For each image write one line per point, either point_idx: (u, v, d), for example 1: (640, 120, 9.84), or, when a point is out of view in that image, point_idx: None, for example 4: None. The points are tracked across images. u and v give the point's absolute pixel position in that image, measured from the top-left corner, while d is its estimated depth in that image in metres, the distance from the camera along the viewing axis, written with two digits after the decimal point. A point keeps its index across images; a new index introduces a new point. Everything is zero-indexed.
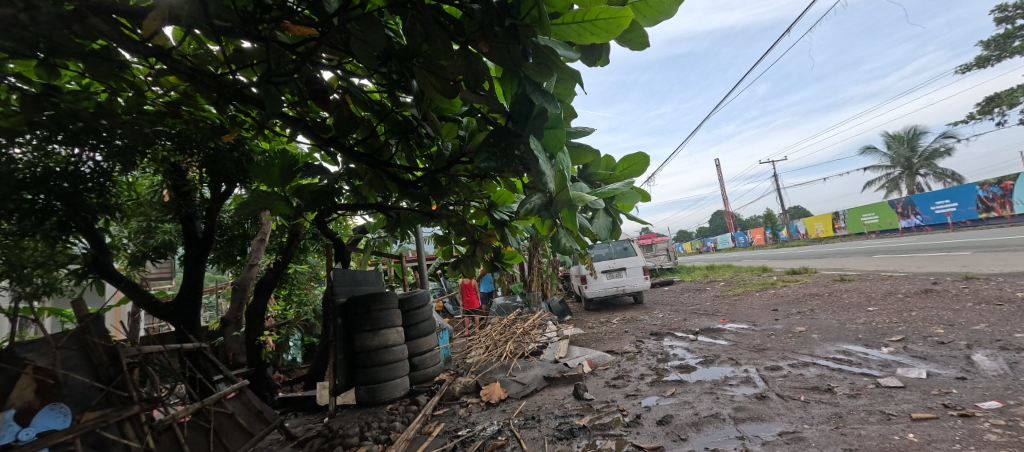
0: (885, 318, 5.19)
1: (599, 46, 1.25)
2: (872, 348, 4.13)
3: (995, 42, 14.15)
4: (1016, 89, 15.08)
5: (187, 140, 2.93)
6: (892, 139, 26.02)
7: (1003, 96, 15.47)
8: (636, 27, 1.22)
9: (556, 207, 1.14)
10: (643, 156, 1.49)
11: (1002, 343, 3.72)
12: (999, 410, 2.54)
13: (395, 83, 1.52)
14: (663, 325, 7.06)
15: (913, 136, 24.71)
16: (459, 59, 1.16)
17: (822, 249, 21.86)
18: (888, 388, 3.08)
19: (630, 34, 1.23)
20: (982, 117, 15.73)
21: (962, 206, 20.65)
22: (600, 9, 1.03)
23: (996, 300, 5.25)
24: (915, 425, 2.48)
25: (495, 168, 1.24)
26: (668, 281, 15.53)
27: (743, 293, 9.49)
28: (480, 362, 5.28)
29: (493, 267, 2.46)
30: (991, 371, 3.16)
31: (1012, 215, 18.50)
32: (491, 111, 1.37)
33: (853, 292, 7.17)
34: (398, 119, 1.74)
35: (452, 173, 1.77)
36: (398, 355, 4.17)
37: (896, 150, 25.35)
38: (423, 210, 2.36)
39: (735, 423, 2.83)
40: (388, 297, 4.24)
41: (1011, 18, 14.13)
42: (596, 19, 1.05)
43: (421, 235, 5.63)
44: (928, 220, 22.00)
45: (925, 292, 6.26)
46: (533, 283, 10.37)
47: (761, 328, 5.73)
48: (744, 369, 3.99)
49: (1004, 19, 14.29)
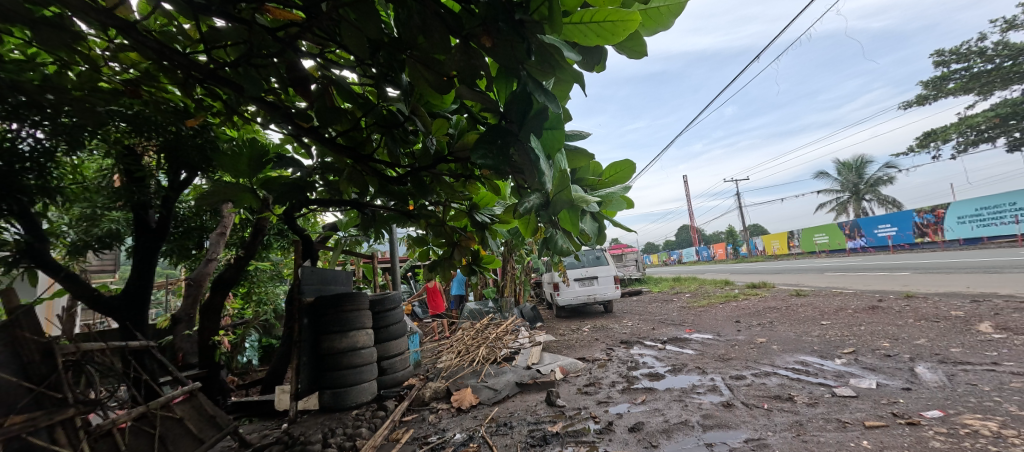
0: (837, 331, 5.57)
1: (599, 51, 1.29)
2: (827, 359, 4.41)
3: (933, 83, 15.69)
4: (950, 126, 16.83)
5: (144, 124, 2.70)
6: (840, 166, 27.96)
7: (938, 132, 17.29)
8: (636, 35, 1.27)
9: (556, 207, 1.20)
10: (630, 163, 1.51)
11: (940, 357, 4.07)
12: (941, 418, 2.77)
13: (384, 76, 1.50)
14: (633, 333, 7.22)
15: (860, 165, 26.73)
16: (458, 53, 1.18)
17: (772, 266, 23.17)
18: (843, 397, 3.29)
19: (629, 42, 1.28)
20: (920, 150, 17.40)
21: (902, 230, 22.36)
22: (610, 11, 1.09)
23: (933, 316, 5.76)
24: (869, 433, 2.66)
25: (492, 166, 1.23)
26: (638, 290, 15.79)
27: (708, 304, 9.90)
28: (452, 368, 5.21)
29: (471, 270, 2.44)
30: (932, 383, 3.45)
31: (943, 241, 20.54)
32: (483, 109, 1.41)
33: (808, 307, 7.65)
34: (383, 112, 1.72)
35: (437, 171, 1.80)
36: (367, 358, 4.01)
37: (845, 177, 27.37)
38: (400, 210, 2.33)
39: (703, 431, 2.92)
40: (360, 298, 4.06)
41: (947, 62, 15.82)
42: (604, 21, 1.10)
43: (394, 235, 5.44)
44: (872, 242, 23.88)
45: (873, 308, 6.73)
46: (505, 290, 10.18)
47: (725, 338, 5.99)
48: (711, 377, 4.14)
49: (941, 62, 15.96)
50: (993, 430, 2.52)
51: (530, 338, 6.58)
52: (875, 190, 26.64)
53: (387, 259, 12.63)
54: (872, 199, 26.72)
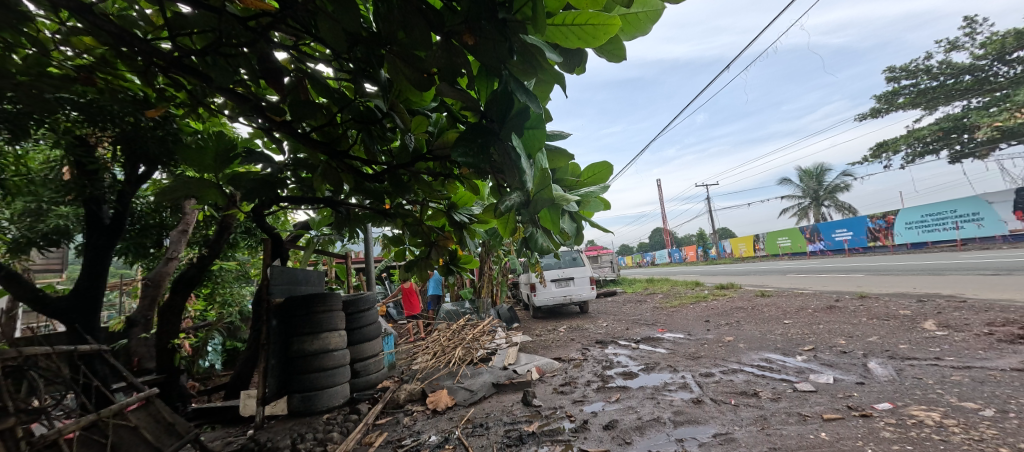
0: (798, 330, 5.85)
1: (579, 53, 1.31)
2: (789, 356, 4.63)
3: (885, 97, 16.80)
4: (899, 138, 18.03)
5: (99, 113, 2.51)
6: (801, 173, 29.41)
7: (889, 143, 18.49)
8: (615, 39, 1.30)
9: (535, 207, 1.17)
10: (609, 165, 1.53)
11: (890, 353, 4.35)
12: (891, 410, 2.96)
13: (361, 70, 1.49)
14: (607, 333, 7.33)
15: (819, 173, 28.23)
16: (439, 50, 1.17)
17: (736, 269, 24.10)
18: (803, 392, 3.46)
19: (609, 46, 1.30)
20: (872, 160, 18.56)
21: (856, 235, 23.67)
22: (592, 15, 1.11)
23: (884, 315, 6.15)
24: (826, 425, 2.81)
25: (472, 164, 1.23)
26: (613, 291, 16.07)
27: (679, 305, 10.18)
28: (427, 369, 5.13)
29: (448, 270, 2.43)
30: (883, 377, 3.68)
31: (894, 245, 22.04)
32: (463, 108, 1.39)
33: (772, 307, 8.00)
34: (361, 108, 1.70)
35: (415, 169, 1.80)
36: (340, 360, 3.91)
37: (807, 183, 28.85)
38: (376, 208, 2.33)
39: (674, 426, 3.01)
40: (333, 299, 3.93)
41: (897, 78, 16.96)
42: (585, 24, 1.13)
43: (370, 235, 5.29)
44: (831, 246, 25.37)
45: (830, 308, 7.12)
46: (482, 291, 10.15)
47: (695, 337, 6.18)
48: (682, 375, 4.26)
49: (892, 79, 17.09)
50: (936, 420, 2.71)
51: (506, 339, 6.58)
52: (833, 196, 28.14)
53: (361, 259, 12.35)
54: (830, 205, 28.22)
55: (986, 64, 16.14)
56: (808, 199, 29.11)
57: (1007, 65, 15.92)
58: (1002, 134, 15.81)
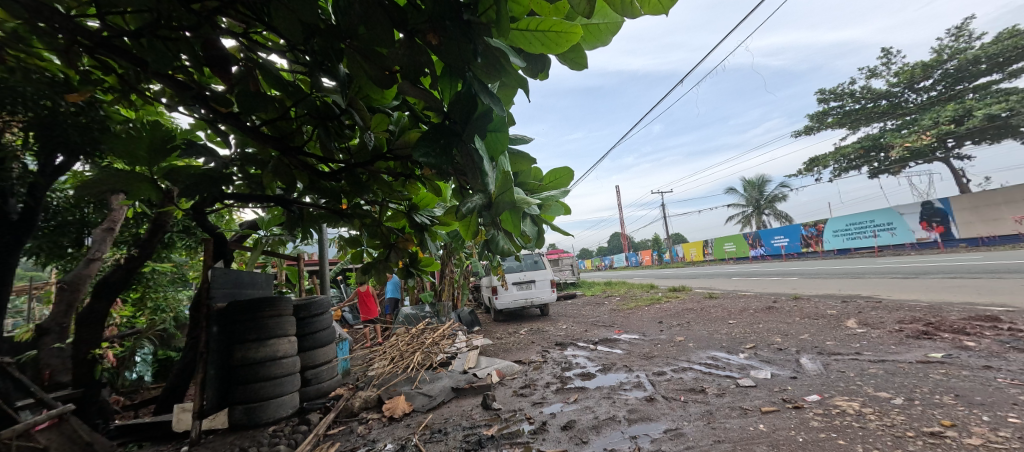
0: (741, 329, 6.25)
1: (542, 59, 1.32)
2: (733, 354, 4.94)
3: (816, 117, 18.46)
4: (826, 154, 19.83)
5: (7, 94, 2.17)
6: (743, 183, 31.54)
7: (818, 159, 20.28)
8: (577, 48, 1.33)
9: (497, 209, 1.18)
10: (570, 170, 1.57)
11: (819, 349, 4.75)
12: (819, 401, 3.23)
13: (317, 65, 1.40)
14: (567, 335, 7.45)
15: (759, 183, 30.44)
16: (402, 48, 1.18)
17: (683, 273, 25.42)
18: (744, 387, 3.70)
19: (571, 54, 1.34)
20: (804, 173, 20.28)
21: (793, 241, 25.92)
22: (555, 22, 1.13)
23: (815, 315, 6.71)
24: (765, 417, 3.02)
25: (433, 165, 1.17)
26: (571, 294, 16.34)
27: (635, 307, 10.54)
28: (384, 375, 4.97)
29: (408, 273, 2.37)
30: (813, 371, 4.02)
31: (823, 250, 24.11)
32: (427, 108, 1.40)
33: (718, 308, 8.48)
34: (317, 103, 1.62)
35: (374, 168, 1.78)
36: (291, 367, 3.72)
37: (748, 193, 31.02)
38: (332, 209, 2.25)
39: (628, 424, 3.11)
40: (282, 303, 3.71)
41: (826, 100, 18.71)
42: (549, 31, 1.15)
43: (324, 237, 4.90)
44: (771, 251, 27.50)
45: (769, 308, 7.67)
46: (443, 294, 9.98)
47: (649, 338, 6.43)
48: (636, 374, 4.42)
49: (822, 100, 18.82)
50: (856, 409, 3.00)
51: (466, 342, 6.50)
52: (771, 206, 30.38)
53: (314, 261, 11.76)
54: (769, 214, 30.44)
55: (898, 91, 18.16)
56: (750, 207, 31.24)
57: (916, 93, 18.02)
58: (912, 153, 18.27)
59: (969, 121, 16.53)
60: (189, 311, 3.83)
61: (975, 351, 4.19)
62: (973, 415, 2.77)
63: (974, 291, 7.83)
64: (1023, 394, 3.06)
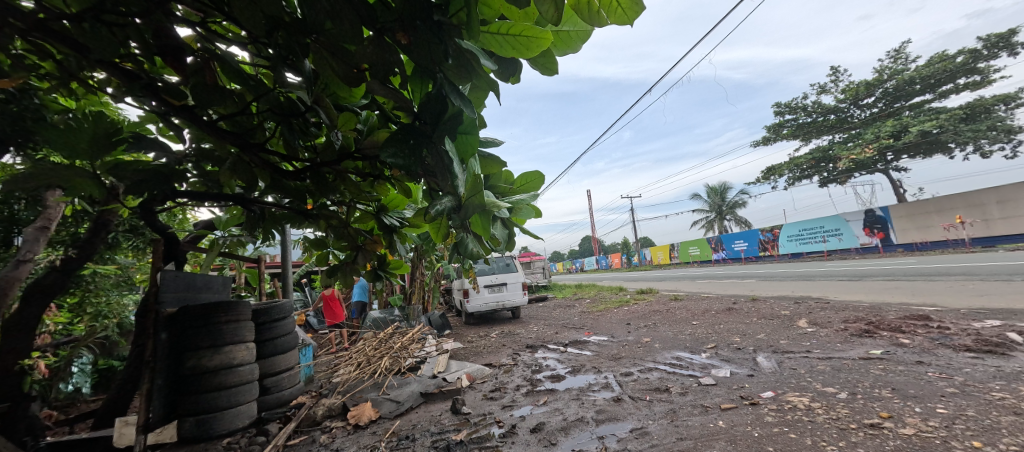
0: (703, 330, 6.51)
1: (515, 63, 1.30)
2: (695, 353, 5.13)
3: (774, 129, 19.63)
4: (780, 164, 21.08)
5: None
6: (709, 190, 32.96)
7: (774, 168, 21.51)
8: (548, 53, 1.34)
9: (467, 212, 1.17)
10: (540, 174, 1.59)
11: (774, 348, 5.02)
12: (773, 397, 3.40)
13: (282, 60, 1.33)
14: (538, 338, 7.49)
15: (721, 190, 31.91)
16: (370, 46, 1.13)
17: (647, 275, 26.23)
18: (706, 385, 3.85)
19: (542, 59, 1.35)
20: (762, 181, 21.44)
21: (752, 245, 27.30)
22: (524, 27, 1.17)
23: (770, 315, 7.07)
24: (724, 414, 3.15)
25: (401, 165, 1.19)
26: (542, 296, 16.43)
27: (605, 309, 10.73)
28: (350, 381, 4.82)
29: (375, 276, 2.34)
30: (767, 368, 4.24)
31: (779, 254, 25.52)
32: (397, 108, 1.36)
33: (683, 309, 8.78)
34: (280, 99, 1.58)
35: (341, 168, 1.71)
36: (251, 375, 3.58)
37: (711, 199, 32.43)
38: (295, 208, 2.16)
39: (595, 425, 3.16)
40: (240, 308, 3.56)
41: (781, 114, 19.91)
42: (519, 35, 1.19)
43: (289, 238, 4.62)
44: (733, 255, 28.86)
45: (729, 310, 8.02)
46: (414, 297, 9.80)
47: (617, 339, 6.57)
48: (604, 375, 4.50)
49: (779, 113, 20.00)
50: (806, 404, 3.19)
51: (437, 346, 6.40)
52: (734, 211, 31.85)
53: (276, 263, 11.25)
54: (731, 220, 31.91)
55: (846, 107, 19.61)
56: (713, 213, 32.64)
57: (861, 109, 19.48)
58: (856, 165, 19.56)
59: (906, 136, 18.05)
60: (136, 317, 3.56)
61: (909, 347, 4.55)
62: (907, 407, 3.00)
63: (910, 293, 8.50)
64: (949, 386, 3.36)
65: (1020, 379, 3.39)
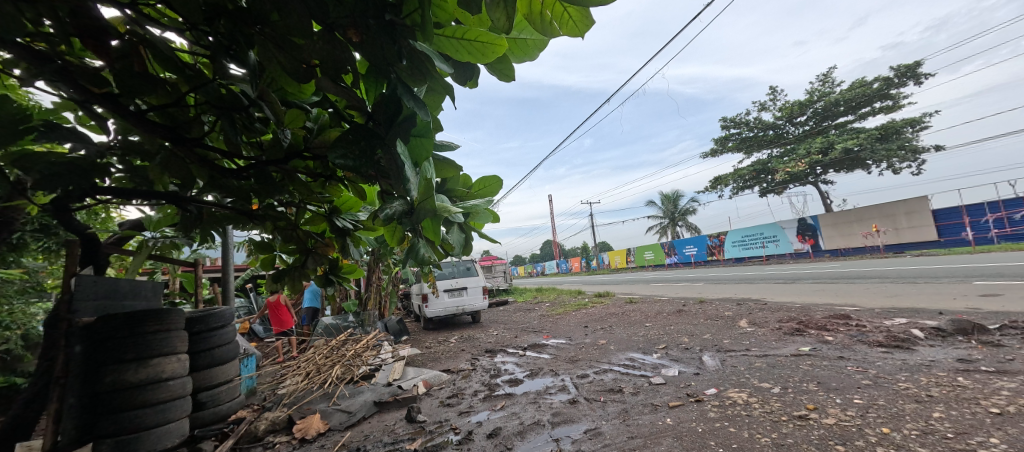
0: (655, 331, 6.77)
1: (471, 68, 1.30)
2: (648, 354, 5.32)
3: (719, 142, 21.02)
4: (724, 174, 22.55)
5: None
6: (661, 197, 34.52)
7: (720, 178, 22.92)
8: (505, 59, 1.34)
9: (420, 216, 1.17)
10: (497, 179, 1.58)
11: (718, 347, 5.31)
12: (716, 394, 3.60)
13: (225, 50, 1.23)
14: (497, 342, 7.47)
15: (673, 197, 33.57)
16: (320, 42, 1.09)
17: (600, 278, 27.03)
18: (656, 385, 4.01)
19: (499, 65, 1.34)
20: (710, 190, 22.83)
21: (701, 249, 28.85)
22: (480, 32, 1.16)
23: (716, 316, 7.48)
24: (672, 411, 3.29)
25: (351, 167, 1.20)
26: (502, 300, 16.40)
27: (564, 312, 10.89)
28: (297, 392, 4.57)
29: (327, 281, 2.24)
30: (712, 367, 4.48)
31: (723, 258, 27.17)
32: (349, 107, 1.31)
33: (637, 312, 9.09)
34: (220, 91, 1.42)
35: (289, 167, 1.62)
36: (183, 389, 3.30)
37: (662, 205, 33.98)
38: (238, 209, 2.02)
39: (552, 428, 3.19)
40: (172, 316, 3.26)
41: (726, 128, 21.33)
42: (475, 40, 1.17)
43: (230, 240, 4.22)
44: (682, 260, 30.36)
45: (680, 311, 8.40)
46: (370, 303, 9.46)
47: (575, 342, 6.69)
48: (561, 378, 4.56)
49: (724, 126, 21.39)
50: (744, 399, 3.41)
51: (392, 353, 6.22)
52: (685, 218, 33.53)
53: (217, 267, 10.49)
54: (682, 226, 33.57)
55: (782, 124, 21.44)
56: (665, 219, 34.20)
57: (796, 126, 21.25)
58: (791, 177, 21.28)
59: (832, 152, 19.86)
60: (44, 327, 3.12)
61: (832, 343, 4.99)
62: (829, 398, 3.29)
63: (837, 295, 9.30)
64: (864, 378, 3.71)
65: (920, 370, 3.81)
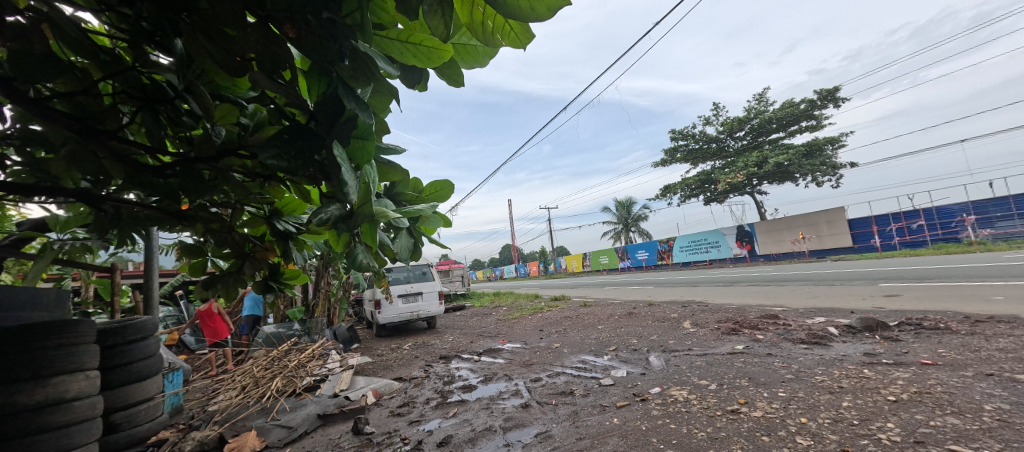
0: (606, 333, 6.95)
1: (419, 71, 1.32)
2: (599, 356, 5.45)
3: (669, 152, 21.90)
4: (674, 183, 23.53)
5: None
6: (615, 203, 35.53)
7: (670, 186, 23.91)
8: (453, 65, 1.33)
9: (356, 221, 1.12)
10: (450, 184, 1.53)
11: (665, 348, 5.53)
12: (660, 392, 3.74)
13: (147, 35, 1.14)
14: (451, 348, 7.40)
15: (626, 204, 34.65)
16: (254, 35, 1.05)
17: (558, 283, 27.36)
18: (606, 386, 4.11)
19: (448, 70, 1.34)
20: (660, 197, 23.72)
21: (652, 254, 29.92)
22: (424, 37, 1.16)
23: (663, 318, 7.80)
24: (619, 411, 3.39)
25: (285, 168, 1.20)
26: (459, 305, 16.23)
27: (519, 316, 10.96)
28: (229, 408, 4.33)
29: (266, 288, 2.11)
30: (658, 366, 4.66)
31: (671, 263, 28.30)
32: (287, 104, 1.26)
33: (590, 315, 9.30)
34: (141, 80, 1.35)
35: (222, 167, 1.54)
36: (94, 410, 2.93)
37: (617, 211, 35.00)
38: (165, 210, 1.91)
39: (504, 433, 3.20)
40: (83, 329, 2.89)
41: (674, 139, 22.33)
42: (419, 44, 1.18)
43: (156, 242, 3.93)
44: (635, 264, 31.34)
45: (630, 314, 8.69)
46: (317, 310, 9.07)
47: (530, 346, 6.75)
48: (515, 382, 4.59)
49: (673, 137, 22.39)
50: (684, 396, 3.57)
51: (341, 362, 6.01)
52: (637, 223, 34.69)
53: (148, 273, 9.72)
54: (636, 231, 34.70)
55: (722, 138, 22.71)
56: (620, 224, 35.23)
57: (734, 141, 22.62)
58: (731, 187, 22.55)
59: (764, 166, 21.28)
60: None
61: (762, 341, 5.32)
62: (757, 393, 3.50)
63: (771, 295, 9.97)
64: (788, 372, 3.99)
65: (834, 363, 4.15)
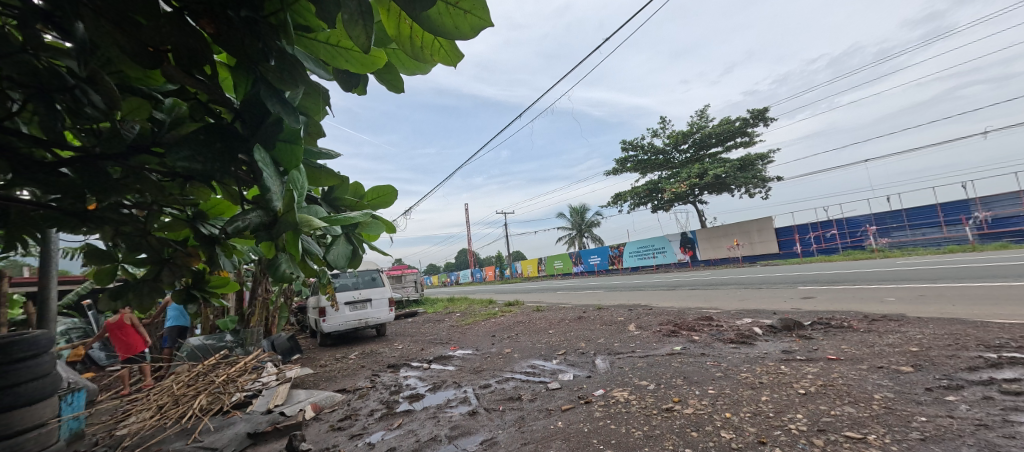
0: (556, 338, 7.06)
1: (356, 75, 1.32)
2: (548, 360, 5.52)
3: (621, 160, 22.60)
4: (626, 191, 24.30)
5: None
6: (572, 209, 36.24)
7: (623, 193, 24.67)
8: (392, 70, 1.33)
9: (278, 229, 1.04)
10: (392, 189, 1.55)
11: (611, 350, 5.69)
12: (604, 394, 3.83)
13: (45, 15, 1.06)
14: (401, 356, 7.24)
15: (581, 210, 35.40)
16: (167, 24, 0.98)
17: (515, 287, 27.48)
18: (552, 390, 4.16)
19: (387, 74, 1.33)
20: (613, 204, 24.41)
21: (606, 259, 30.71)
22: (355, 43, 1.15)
23: (610, 321, 8.04)
24: (564, 415, 3.44)
25: (199, 171, 1.08)
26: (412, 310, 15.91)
27: (473, 322, 10.91)
28: (140, 433, 4.00)
29: (187, 297, 2.01)
30: (603, 369, 4.78)
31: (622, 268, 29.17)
32: (209, 101, 1.19)
33: (542, 319, 9.42)
34: (35, 65, 1.19)
35: (135, 164, 1.42)
36: None
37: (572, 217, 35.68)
38: (63, 208, 1.66)
39: (450, 442, 3.17)
40: None
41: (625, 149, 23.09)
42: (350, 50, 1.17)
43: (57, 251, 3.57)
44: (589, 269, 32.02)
45: (580, 318, 8.89)
46: (253, 319, 8.53)
47: (481, 352, 6.73)
48: (464, 390, 4.55)
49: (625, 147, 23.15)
50: (625, 396, 3.68)
51: (279, 374, 5.71)
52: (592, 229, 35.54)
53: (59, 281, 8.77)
54: (591, 237, 35.53)
55: (669, 149, 23.77)
56: (575, 230, 35.94)
57: (680, 152, 23.71)
58: (675, 197, 23.56)
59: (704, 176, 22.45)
60: None
61: (698, 342, 5.60)
62: (690, 391, 3.66)
63: (709, 298, 10.55)
64: (718, 371, 4.21)
65: (757, 361, 4.42)
